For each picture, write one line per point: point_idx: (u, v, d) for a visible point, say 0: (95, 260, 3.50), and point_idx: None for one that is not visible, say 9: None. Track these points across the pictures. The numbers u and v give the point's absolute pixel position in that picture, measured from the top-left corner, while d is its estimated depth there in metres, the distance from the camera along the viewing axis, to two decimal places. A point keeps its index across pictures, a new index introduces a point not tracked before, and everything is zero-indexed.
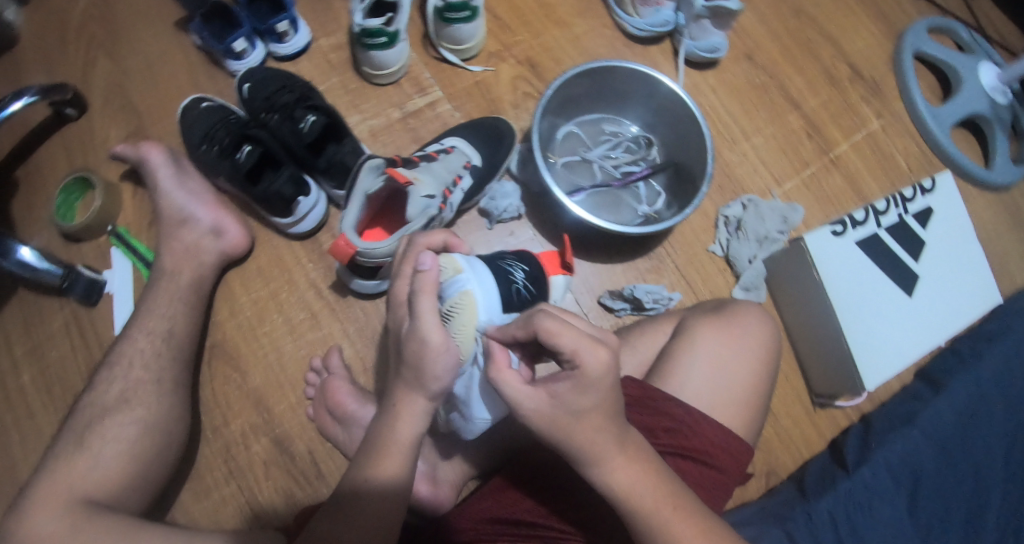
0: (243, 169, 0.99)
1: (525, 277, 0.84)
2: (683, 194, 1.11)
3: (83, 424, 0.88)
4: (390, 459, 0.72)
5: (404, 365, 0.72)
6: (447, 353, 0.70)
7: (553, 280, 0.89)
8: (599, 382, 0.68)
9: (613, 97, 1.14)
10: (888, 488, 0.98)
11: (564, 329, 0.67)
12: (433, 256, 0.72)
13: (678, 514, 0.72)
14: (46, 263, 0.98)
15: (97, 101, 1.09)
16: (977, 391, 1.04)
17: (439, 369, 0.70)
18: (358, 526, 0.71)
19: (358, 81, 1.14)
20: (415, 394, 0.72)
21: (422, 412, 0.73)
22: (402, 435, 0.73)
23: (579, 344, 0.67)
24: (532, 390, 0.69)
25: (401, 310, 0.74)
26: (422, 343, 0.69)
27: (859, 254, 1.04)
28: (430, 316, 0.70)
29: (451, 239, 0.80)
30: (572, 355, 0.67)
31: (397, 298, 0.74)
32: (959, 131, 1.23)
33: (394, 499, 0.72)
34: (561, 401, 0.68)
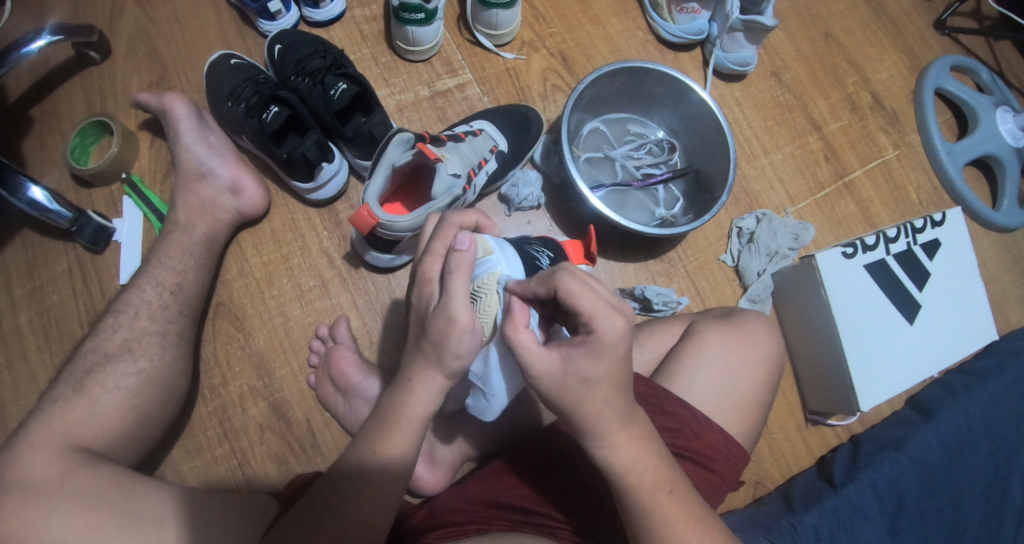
0: (269, 129, 0.99)
1: (550, 262, 0.84)
2: (701, 202, 1.12)
3: (82, 371, 0.86)
4: (399, 435, 0.71)
5: (425, 339, 0.71)
6: (472, 333, 0.68)
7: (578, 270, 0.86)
8: (613, 350, 0.67)
9: (642, 99, 1.15)
10: (873, 509, 1.00)
11: (587, 292, 0.66)
12: (471, 236, 0.70)
13: (673, 496, 0.72)
14: (56, 205, 0.94)
15: (121, 46, 1.07)
16: (966, 423, 1.06)
17: (462, 348, 0.69)
18: (362, 499, 0.70)
19: (390, 55, 1.13)
20: (432, 370, 0.71)
21: (436, 390, 0.71)
22: (413, 411, 0.71)
23: (599, 307, 0.66)
24: (546, 353, 0.68)
25: (427, 286, 0.72)
26: (450, 321, 0.68)
27: (866, 277, 1.06)
28: (462, 294, 0.68)
29: (482, 220, 0.78)
30: (590, 318, 0.66)
31: (424, 274, 0.72)
32: (970, 171, 1.26)
33: (400, 472, 0.71)
34: (574, 367, 0.68)
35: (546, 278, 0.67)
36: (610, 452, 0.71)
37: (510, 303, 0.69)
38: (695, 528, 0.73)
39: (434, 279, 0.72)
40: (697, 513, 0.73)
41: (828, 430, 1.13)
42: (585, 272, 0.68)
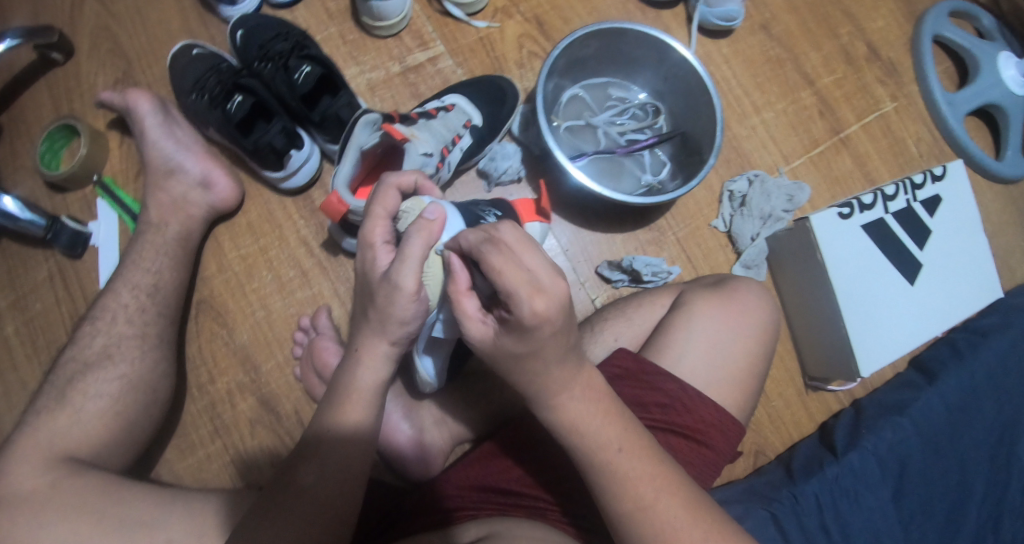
0: (234, 120, 0.96)
1: (497, 222, 0.82)
2: (688, 165, 1.08)
3: (65, 380, 0.86)
4: (353, 407, 0.71)
5: (370, 305, 0.69)
6: (416, 300, 0.66)
7: (529, 226, 0.89)
8: (539, 331, 0.62)
9: (623, 61, 1.09)
10: (874, 475, 0.98)
11: (510, 268, 0.60)
12: (441, 209, 0.67)
13: (626, 453, 0.68)
14: (28, 213, 0.93)
15: (84, 43, 1.03)
16: (970, 384, 1.03)
17: (406, 315, 0.67)
18: (324, 478, 0.68)
19: (358, 32, 1.09)
20: (377, 337, 0.70)
21: (384, 357, 0.70)
22: (364, 382, 0.71)
23: (519, 285, 0.59)
24: (481, 322, 0.64)
25: (371, 251, 0.69)
26: (395, 288, 0.65)
27: (864, 239, 1.02)
28: (415, 262, 0.65)
29: (423, 182, 0.73)
30: (508, 295, 0.60)
31: (365, 239, 0.69)
32: (971, 121, 1.19)
33: (358, 445, 0.70)
34: (503, 341, 0.64)
35: (476, 245, 0.62)
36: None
37: (452, 260, 0.64)
38: (653, 479, 0.68)
39: (378, 245, 0.69)
40: (657, 465, 0.69)
41: (829, 395, 1.10)
42: (520, 243, 0.61)
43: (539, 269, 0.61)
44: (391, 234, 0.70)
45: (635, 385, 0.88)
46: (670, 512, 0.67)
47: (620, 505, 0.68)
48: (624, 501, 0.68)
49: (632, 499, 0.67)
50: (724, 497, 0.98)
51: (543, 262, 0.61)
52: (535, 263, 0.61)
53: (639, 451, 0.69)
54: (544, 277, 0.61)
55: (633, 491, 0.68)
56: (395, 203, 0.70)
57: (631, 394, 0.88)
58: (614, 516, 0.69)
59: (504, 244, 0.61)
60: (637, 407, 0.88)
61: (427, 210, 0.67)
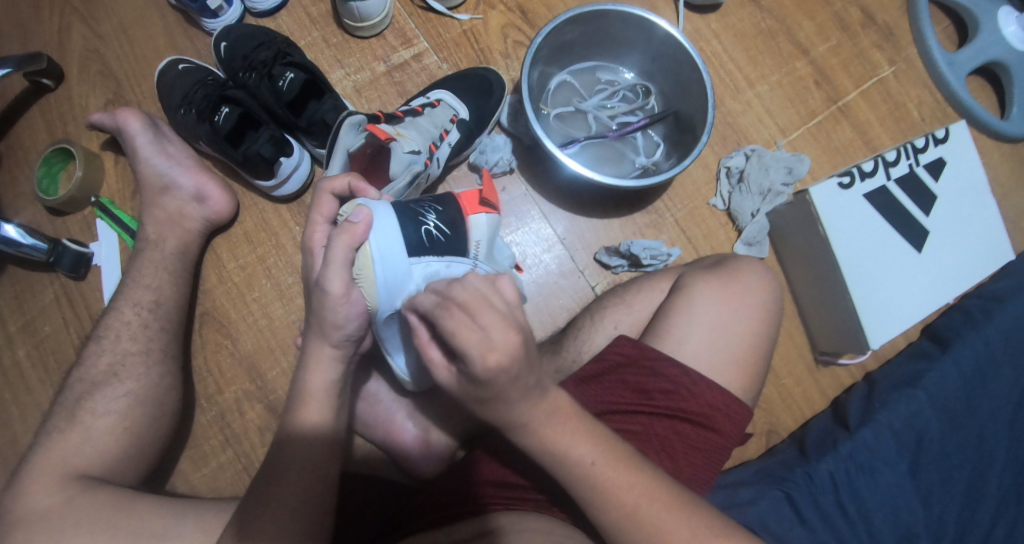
0: (223, 132, 0.96)
1: (438, 220, 0.76)
2: (682, 144, 1.06)
3: (74, 400, 0.88)
4: (309, 408, 0.72)
5: (312, 312, 0.72)
6: (347, 302, 0.68)
7: (474, 221, 0.81)
8: (496, 380, 0.61)
9: (609, 44, 1.08)
10: (890, 450, 0.96)
11: (460, 328, 0.59)
12: (367, 211, 0.68)
13: (600, 466, 0.69)
14: (30, 239, 0.94)
15: (73, 68, 1.04)
16: (986, 352, 1.00)
17: (340, 317, 0.69)
18: (294, 479, 0.69)
19: (341, 35, 1.08)
20: (320, 340, 0.71)
21: (329, 359, 0.72)
22: (316, 385, 0.72)
23: (470, 346, 0.59)
24: (446, 369, 0.64)
25: (311, 255, 0.73)
26: (323, 291, 0.68)
27: (866, 209, 0.99)
28: (339, 264, 0.67)
29: (358, 183, 0.75)
30: (462, 354, 0.59)
31: (306, 244, 0.73)
32: (975, 81, 1.15)
33: (320, 445, 0.72)
34: (466, 387, 0.63)
35: (429, 309, 0.61)
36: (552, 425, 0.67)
37: (410, 317, 0.65)
38: (635, 490, 0.69)
39: (316, 248, 0.73)
40: (633, 474, 0.70)
41: (841, 370, 1.08)
42: (473, 301, 0.60)
43: (495, 327, 0.59)
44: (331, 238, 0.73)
45: (638, 372, 0.87)
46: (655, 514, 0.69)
47: (606, 514, 0.70)
48: (613, 509, 0.69)
49: (638, 522, 0.69)
50: (736, 479, 0.97)
51: (498, 318, 0.59)
52: (490, 320, 0.59)
53: (614, 458, 0.69)
54: (497, 333, 0.59)
55: (621, 499, 0.69)
56: (331, 209, 0.73)
57: (633, 381, 0.87)
58: (605, 523, 0.70)
59: (457, 304, 0.60)
60: (641, 394, 0.87)
61: (353, 213, 0.69)
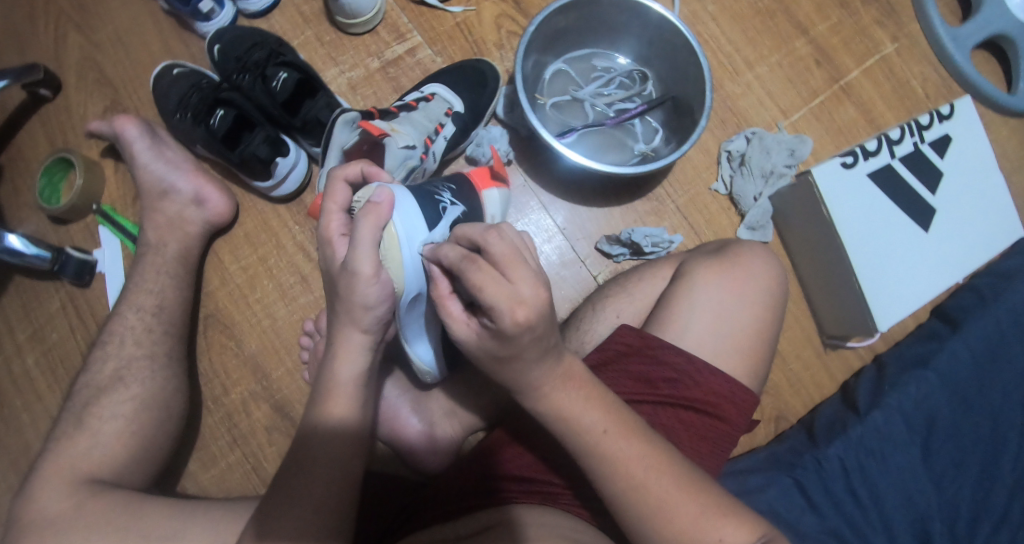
0: (219, 134, 0.97)
1: (453, 196, 0.81)
2: (681, 128, 1.04)
3: (81, 405, 0.89)
4: (336, 399, 0.71)
5: (336, 300, 0.69)
6: (378, 283, 0.66)
7: (488, 195, 0.88)
8: (522, 338, 0.60)
9: (604, 30, 1.06)
10: (901, 432, 0.95)
11: (487, 282, 0.59)
12: (387, 190, 0.68)
13: (611, 434, 0.68)
14: (33, 248, 0.95)
15: (70, 76, 1.05)
16: (997, 331, 0.98)
17: (370, 300, 0.67)
18: (319, 472, 0.69)
19: (334, 32, 1.08)
20: (350, 328, 0.70)
21: (360, 347, 0.71)
22: (344, 376, 0.71)
23: (497, 300, 0.58)
24: (466, 323, 0.64)
25: (330, 246, 0.69)
26: (353, 274, 0.66)
27: (871, 188, 0.97)
28: (367, 244, 0.65)
29: (370, 169, 0.74)
30: (489, 309, 0.59)
31: (323, 236, 0.70)
32: (980, 55, 1.13)
33: (348, 438, 0.71)
34: (487, 345, 0.63)
35: (456, 261, 0.61)
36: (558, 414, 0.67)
37: (432, 268, 0.66)
38: (643, 463, 0.68)
39: (336, 238, 0.69)
40: (643, 445, 0.69)
41: (850, 353, 1.06)
42: (503, 255, 0.60)
43: (522, 282, 0.59)
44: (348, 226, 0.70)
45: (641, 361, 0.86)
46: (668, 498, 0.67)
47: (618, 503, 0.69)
48: (617, 495, 0.68)
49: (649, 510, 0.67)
50: (745, 466, 0.96)
51: (528, 274, 0.60)
52: (519, 276, 0.59)
53: (626, 430, 0.69)
54: (525, 289, 0.59)
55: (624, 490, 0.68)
56: (345, 197, 0.71)
57: (636, 370, 0.86)
58: (606, 476, 0.69)
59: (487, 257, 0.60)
60: (644, 383, 0.86)
61: (374, 194, 0.68)
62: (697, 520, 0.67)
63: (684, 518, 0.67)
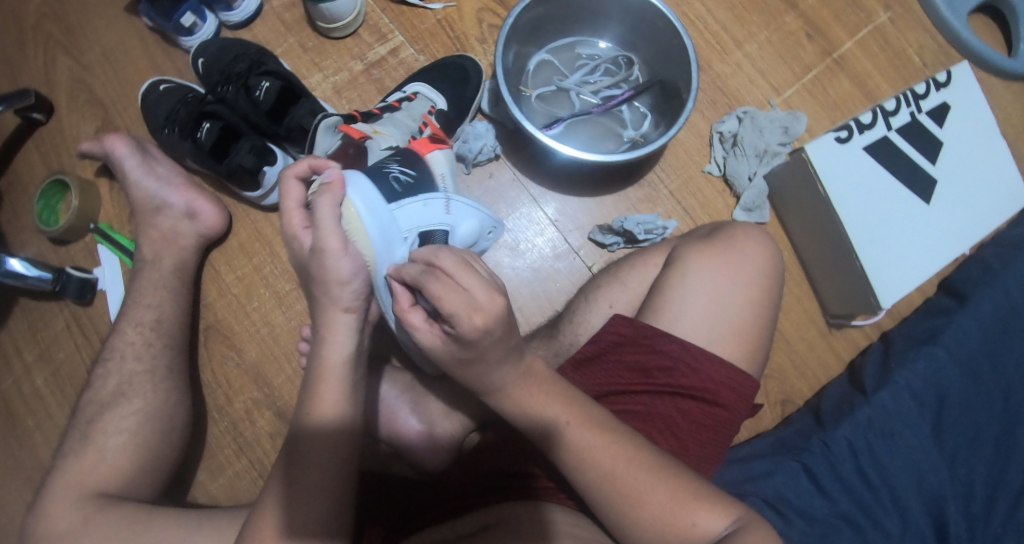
0: (206, 147, 0.97)
1: (401, 165, 0.81)
2: (670, 111, 1.02)
3: (86, 421, 0.90)
4: (326, 390, 0.70)
5: (313, 285, 0.70)
6: (347, 255, 0.67)
7: (432, 157, 0.87)
8: (483, 340, 0.62)
9: (586, 18, 1.04)
10: (910, 411, 0.92)
11: (446, 291, 0.60)
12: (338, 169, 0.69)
13: (575, 426, 0.69)
14: (34, 271, 0.97)
15: (61, 99, 1.07)
16: (1008, 302, 0.95)
17: (344, 275, 0.68)
18: (315, 470, 0.69)
19: (316, 38, 1.08)
20: (331, 309, 0.70)
21: (348, 330, 0.71)
22: (332, 361, 0.71)
23: (455, 306, 0.59)
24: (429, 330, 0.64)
25: (296, 239, 0.70)
26: (322, 251, 0.67)
27: (868, 162, 0.95)
28: (330, 220, 0.67)
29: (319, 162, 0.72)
30: (449, 317, 0.60)
31: (286, 230, 0.70)
32: (978, 19, 1.09)
33: (340, 435, 0.70)
34: (452, 350, 0.64)
35: (416, 276, 0.62)
36: None
37: (393, 284, 0.66)
38: (624, 466, 0.68)
39: (300, 231, 0.70)
40: (608, 435, 0.69)
41: (856, 331, 1.04)
42: (458, 268, 0.61)
43: (479, 288, 0.61)
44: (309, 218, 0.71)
45: (635, 351, 0.84)
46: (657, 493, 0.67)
47: (612, 498, 0.68)
48: (608, 487, 0.68)
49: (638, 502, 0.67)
50: (750, 452, 0.94)
51: (482, 281, 0.61)
52: (473, 283, 0.61)
53: (593, 434, 0.69)
54: (482, 296, 0.60)
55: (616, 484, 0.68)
56: (301, 192, 0.71)
57: (631, 360, 0.85)
58: (595, 470, 0.68)
59: (444, 270, 0.61)
60: (639, 373, 0.84)
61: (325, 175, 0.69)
62: (669, 503, 0.67)
63: (655, 503, 0.67)
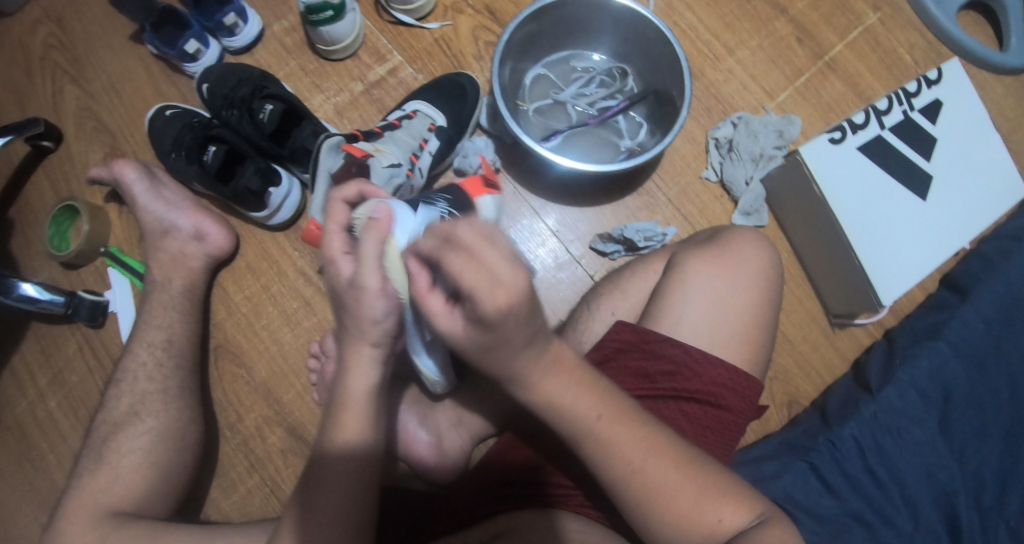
0: (212, 170, 0.99)
1: (450, 209, 0.78)
2: (664, 120, 1.04)
3: (100, 441, 0.91)
4: (344, 417, 0.71)
5: (344, 315, 0.68)
6: (386, 295, 0.64)
7: (481, 203, 0.80)
8: (507, 322, 0.56)
9: (580, 31, 1.07)
10: (917, 408, 0.92)
11: (467, 266, 0.53)
12: (386, 205, 0.66)
13: (609, 423, 0.67)
14: (47, 294, 0.99)
15: (70, 128, 1.10)
16: (1010, 295, 0.95)
17: (378, 312, 0.66)
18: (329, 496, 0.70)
19: (316, 60, 1.11)
20: (358, 342, 0.69)
21: (370, 360, 0.70)
22: (352, 390, 0.70)
23: (476, 282, 0.53)
24: (450, 316, 0.58)
25: (332, 265, 0.66)
26: (360, 289, 0.64)
27: (863, 161, 0.96)
28: (373, 258, 0.63)
29: (368, 187, 0.70)
30: (470, 294, 0.54)
31: (324, 256, 0.66)
32: (968, 16, 1.11)
33: (352, 464, 0.71)
34: (475, 335, 0.58)
35: (433, 250, 0.56)
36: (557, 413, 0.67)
37: (409, 262, 0.59)
38: (639, 472, 0.68)
39: (338, 257, 0.66)
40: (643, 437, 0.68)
41: (859, 330, 1.04)
42: (479, 238, 0.54)
43: (504, 259, 0.54)
44: (350, 245, 0.67)
45: (638, 356, 0.85)
46: (681, 495, 0.68)
47: (636, 499, 0.68)
48: (633, 490, 0.68)
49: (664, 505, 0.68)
50: (757, 454, 0.94)
51: (505, 254, 0.54)
52: (498, 253, 0.54)
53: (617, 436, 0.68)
54: (506, 271, 0.54)
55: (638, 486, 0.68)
56: (346, 216, 0.68)
57: (634, 365, 0.85)
58: (619, 483, 0.68)
59: (462, 242, 0.55)
60: (642, 378, 0.85)
61: (374, 211, 0.66)
62: (699, 506, 0.68)
63: (684, 502, 0.68)
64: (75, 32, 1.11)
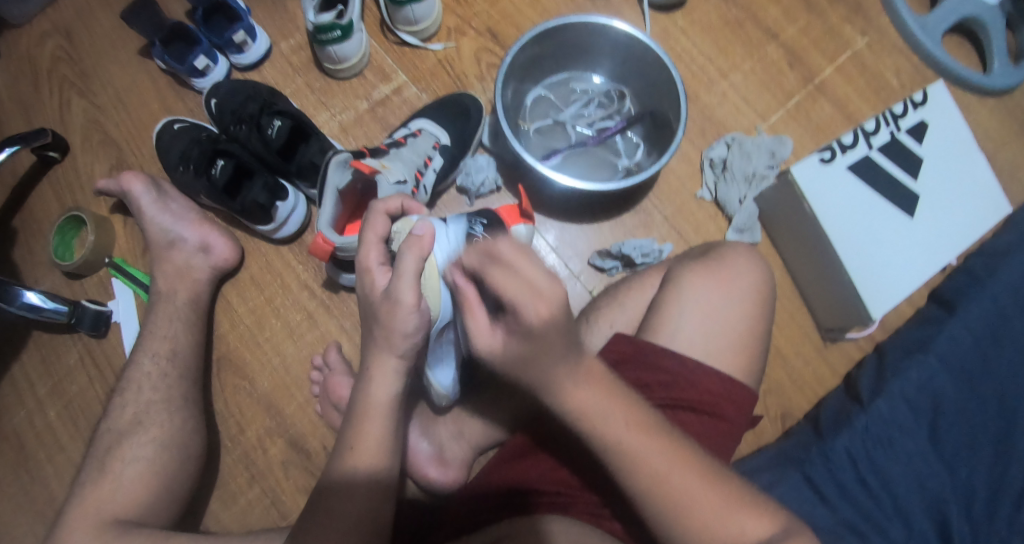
0: (220, 185, 1.01)
1: (486, 230, 0.84)
2: (661, 141, 1.08)
3: (103, 450, 0.92)
4: (366, 425, 0.73)
5: (374, 324, 0.72)
6: (418, 310, 0.69)
7: (517, 231, 0.88)
8: (546, 332, 0.63)
9: (580, 53, 1.10)
10: (906, 419, 0.95)
11: (509, 278, 0.61)
12: (429, 223, 0.69)
13: (633, 425, 0.70)
14: (51, 303, 0.99)
15: (77, 140, 1.11)
16: (994, 310, 0.99)
17: (409, 326, 0.70)
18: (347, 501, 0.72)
19: (323, 79, 1.14)
20: (385, 353, 0.72)
21: (393, 372, 0.73)
22: (375, 400, 0.73)
23: (520, 295, 0.61)
24: (491, 332, 0.66)
25: (369, 275, 0.72)
26: (395, 303, 0.68)
27: (852, 180, 1.00)
28: (410, 275, 0.68)
29: (409, 203, 0.77)
30: (513, 304, 0.61)
31: (362, 265, 0.72)
32: (951, 41, 1.16)
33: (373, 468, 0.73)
34: (514, 346, 0.65)
35: (474, 264, 0.64)
36: (568, 416, 0.70)
37: (454, 277, 0.67)
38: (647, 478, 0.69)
39: (375, 268, 0.72)
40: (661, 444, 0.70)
41: (850, 344, 1.08)
42: (518, 255, 0.63)
43: (542, 275, 0.62)
44: (385, 256, 0.73)
45: (639, 369, 0.87)
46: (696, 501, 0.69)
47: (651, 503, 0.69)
48: (648, 497, 0.69)
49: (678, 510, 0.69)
50: (752, 466, 0.97)
51: (543, 270, 0.62)
52: (537, 269, 0.62)
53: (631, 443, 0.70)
54: (545, 284, 0.62)
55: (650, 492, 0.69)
56: (385, 228, 0.73)
57: (635, 378, 0.87)
58: (636, 491, 0.70)
59: (502, 257, 0.63)
60: (641, 390, 0.87)
61: (416, 226, 0.69)
62: (716, 509, 0.69)
63: (701, 510, 0.69)
64: (84, 46, 1.13)
